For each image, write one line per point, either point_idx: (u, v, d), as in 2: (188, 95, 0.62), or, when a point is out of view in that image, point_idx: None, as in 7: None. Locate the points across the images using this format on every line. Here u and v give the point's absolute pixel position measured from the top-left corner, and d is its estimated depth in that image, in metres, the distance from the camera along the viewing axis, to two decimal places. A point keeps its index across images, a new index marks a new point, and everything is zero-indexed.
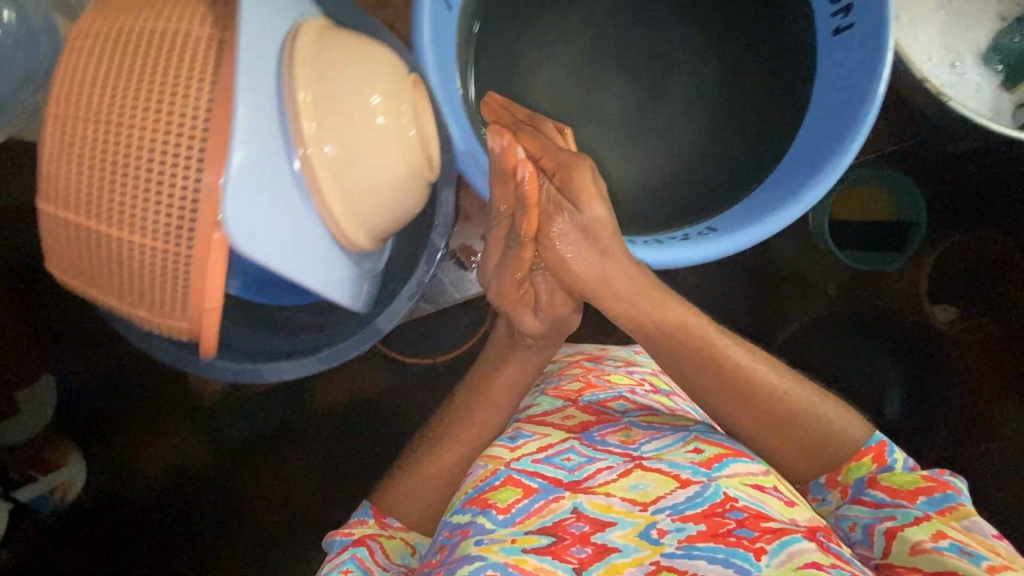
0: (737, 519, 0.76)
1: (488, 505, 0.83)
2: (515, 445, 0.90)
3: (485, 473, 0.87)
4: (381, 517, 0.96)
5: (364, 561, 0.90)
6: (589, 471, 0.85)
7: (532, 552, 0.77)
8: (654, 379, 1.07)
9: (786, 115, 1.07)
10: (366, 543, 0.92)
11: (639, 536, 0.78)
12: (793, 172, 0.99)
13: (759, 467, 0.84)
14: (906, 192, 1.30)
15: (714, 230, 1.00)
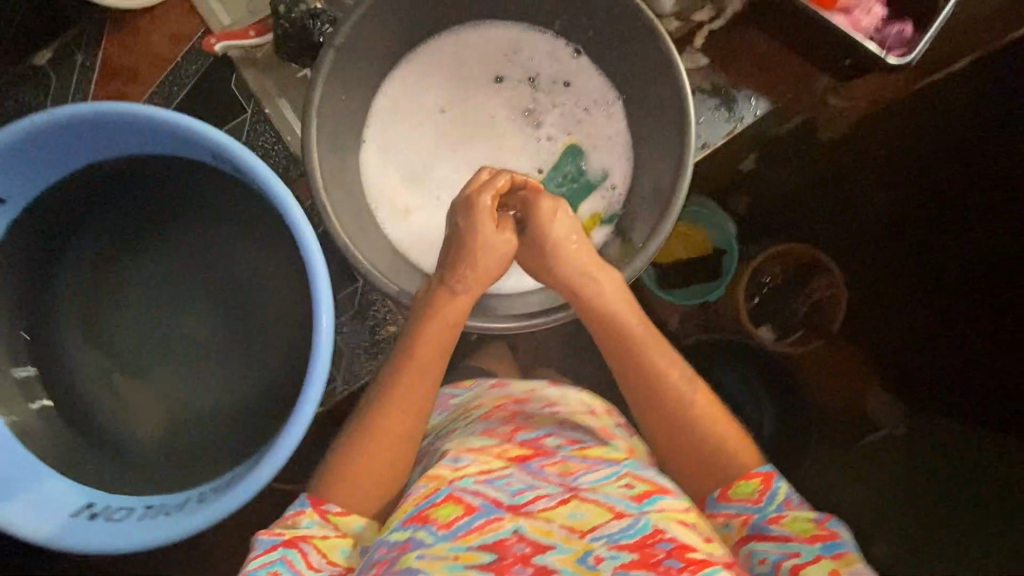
0: (666, 549, 0.56)
1: (427, 518, 0.59)
2: (455, 465, 0.66)
3: (422, 492, 0.62)
4: (320, 503, 0.65)
5: (296, 570, 0.60)
6: (530, 496, 0.62)
7: (475, 568, 0.55)
8: (579, 414, 0.78)
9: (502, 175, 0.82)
10: (299, 544, 0.62)
11: (577, 561, 0.56)
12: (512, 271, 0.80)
13: (682, 501, 0.62)
14: (715, 220, 1.13)
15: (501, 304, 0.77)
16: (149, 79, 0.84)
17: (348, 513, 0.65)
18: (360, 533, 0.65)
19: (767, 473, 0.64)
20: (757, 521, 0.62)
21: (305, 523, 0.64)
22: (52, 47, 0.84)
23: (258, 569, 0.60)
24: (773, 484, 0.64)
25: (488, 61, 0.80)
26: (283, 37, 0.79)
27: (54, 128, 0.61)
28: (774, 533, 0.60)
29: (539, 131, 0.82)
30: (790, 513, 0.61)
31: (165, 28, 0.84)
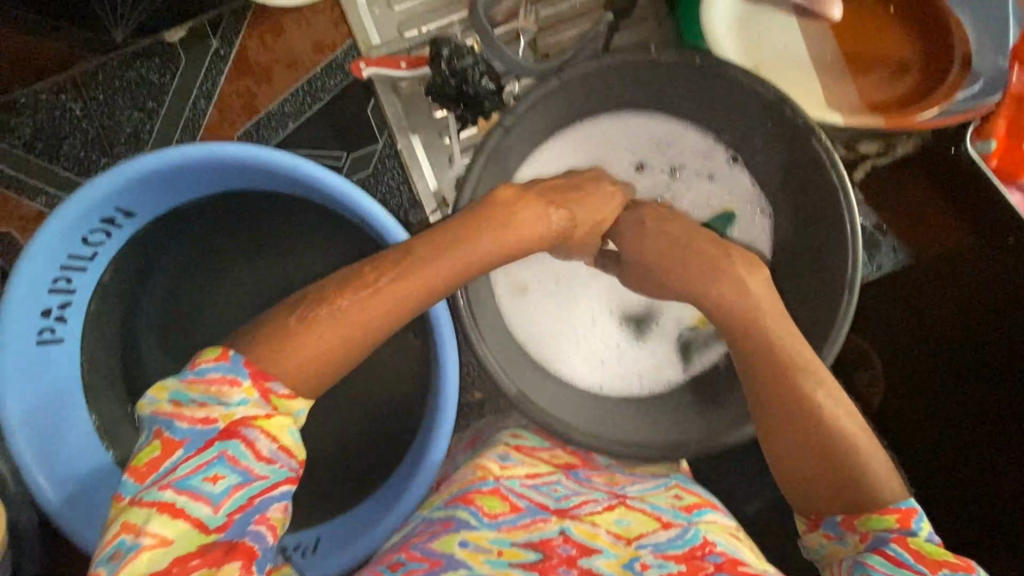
0: (715, 562, 0.58)
1: (472, 502, 0.63)
2: (503, 462, 0.68)
3: (468, 478, 0.67)
4: (263, 379, 0.49)
5: (239, 465, 0.47)
6: (576, 502, 0.66)
7: (518, 566, 0.57)
8: None
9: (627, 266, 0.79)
10: (240, 436, 0.47)
11: (622, 566, 0.58)
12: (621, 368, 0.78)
13: (731, 521, 0.68)
14: None
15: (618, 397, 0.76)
16: (282, 83, 0.79)
17: (295, 396, 0.50)
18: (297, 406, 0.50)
19: (909, 510, 0.52)
20: (879, 540, 0.51)
21: (227, 401, 0.47)
22: (185, 26, 0.77)
23: (194, 471, 0.46)
24: (915, 522, 0.51)
25: (637, 148, 0.77)
26: (441, 82, 0.73)
27: (145, 176, 0.59)
28: (892, 553, 0.50)
29: None
30: (921, 544, 0.50)
31: (309, 32, 0.79)
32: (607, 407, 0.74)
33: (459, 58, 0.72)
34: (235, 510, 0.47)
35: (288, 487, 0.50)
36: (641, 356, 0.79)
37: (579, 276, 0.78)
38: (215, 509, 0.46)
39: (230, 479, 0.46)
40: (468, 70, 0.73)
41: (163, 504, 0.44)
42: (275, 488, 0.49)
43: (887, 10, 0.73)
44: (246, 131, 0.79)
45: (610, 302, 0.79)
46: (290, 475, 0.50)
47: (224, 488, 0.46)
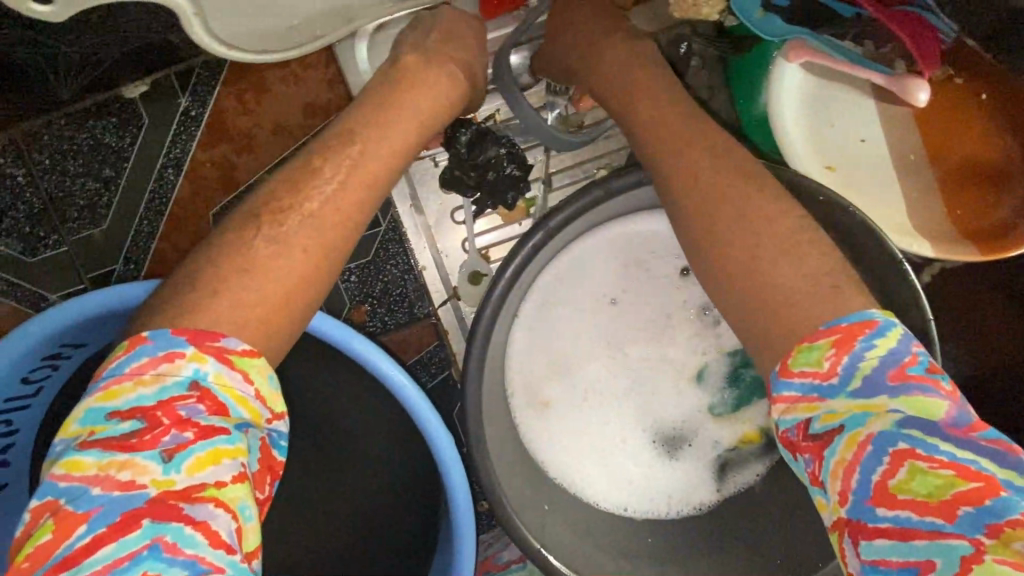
0: None
1: None
2: None
3: None
4: (212, 339, 0.44)
5: (179, 555, 0.39)
6: None
7: None
8: None
9: (661, 375, 0.69)
10: (180, 512, 0.40)
11: None
12: (646, 489, 0.70)
13: None
14: None
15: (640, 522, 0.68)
16: (268, 152, 0.67)
17: (258, 355, 0.46)
18: (243, 453, 0.43)
19: (865, 324, 0.44)
20: (859, 505, 0.41)
21: (166, 462, 0.41)
22: (149, 79, 0.64)
23: (111, 572, 0.38)
24: (862, 341, 0.44)
25: (682, 252, 0.67)
26: (461, 174, 0.63)
27: (89, 319, 0.50)
28: (888, 526, 0.40)
29: (717, 332, 0.69)
30: (847, 404, 0.43)
31: (299, 91, 0.67)
32: (628, 536, 0.67)
33: (479, 150, 0.63)
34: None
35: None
36: (673, 479, 0.70)
37: (607, 391, 0.69)
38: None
39: None
40: (490, 163, 0.64)
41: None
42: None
43: (980, 98, 0.62)
44: (222, 208, 0.67)
45: (641, 418, 0.70)
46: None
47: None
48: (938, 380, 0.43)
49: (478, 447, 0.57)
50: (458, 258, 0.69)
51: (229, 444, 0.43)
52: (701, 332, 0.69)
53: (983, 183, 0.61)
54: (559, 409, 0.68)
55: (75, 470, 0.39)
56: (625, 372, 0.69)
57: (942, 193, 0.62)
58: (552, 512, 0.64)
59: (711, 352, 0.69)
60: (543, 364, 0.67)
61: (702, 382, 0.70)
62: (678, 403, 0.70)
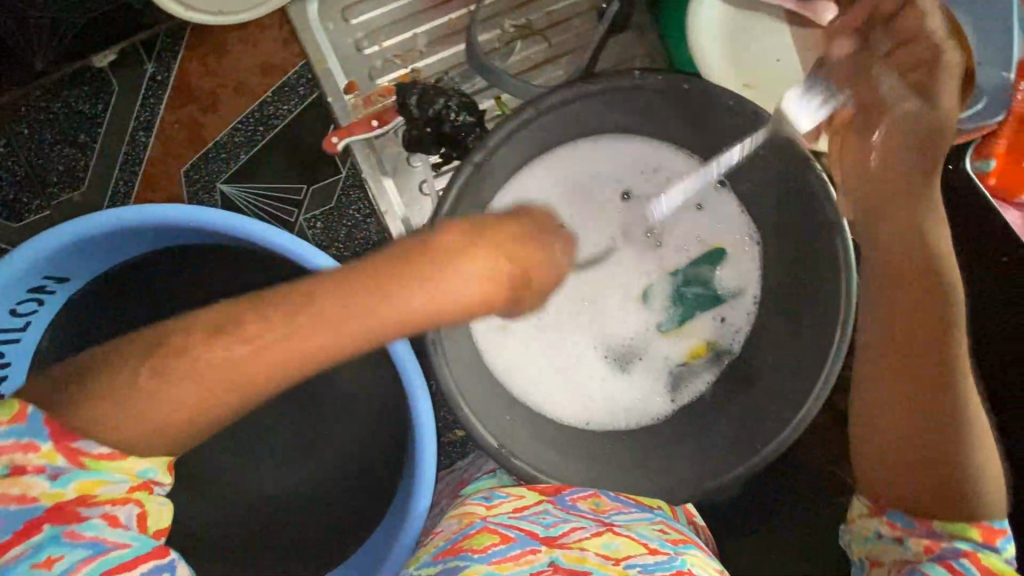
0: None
1: (462, 550, 0.59)
2: (489, 502, 0.65)
3: (454, 527, 0.62)
4: (68, 439, 0.45)
5: (77, 543, 0.46)
6: (564, 529, 0.62)
7: None
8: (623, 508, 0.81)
9: (611, 292, 0.74)
10: (81, 516, 0.46)
11: None
12: (605, 401, 0.75)
13: None
14: None
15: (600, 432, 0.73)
16: (230, 110, 0.72)
17: (121, 455, 0.46)
18: (133, 481, 0.48)
19: (998, 531, 0.52)
20: (943, 553, 0.52)
21: (52, 480, 0.45)
22: (117, 47, 0.69)
23: (19, 560, 0.45)
24: (1000, 539, 0.52)
25: (621, 177, 0.72)
26: (418, 133, 0.69)
27: (59, 254, 0.54)
28: (960, 570, 0.51)
29: (660, 249, 0.74)
30: (970, 549, 0.52)
31: (256, 52, 0.71)
32: (589, 444, 0.71)
33: (428, 106, 0.68)
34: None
35: (158, 559, 0.49)
36: (626, 394, 0.75)
37: (562, 312, 0.74)
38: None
39: (74, 556, 0.46)
40: (441, 116, 0.68)
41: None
42: (142, 563, 0.48)
43: None
44: (193, 165, 0.72)
45: (595, 338, 0.75)
46: (157, 548, 0.50)
47: (67, 567, 0.45)
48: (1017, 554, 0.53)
49: (439, 353, 0.62)
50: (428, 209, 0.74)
51: (112, 479, 0.47)
52: (645, 249, 0.74)
53: None
54: (518, 329, 0.74)
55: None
56: (578, 291, 0.74)
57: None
58: (514, 421, 0.68)
59: (657, 268, 0.74)
60: None
61: (653, 297, 0.75)
62: (629, 323, 0.75)
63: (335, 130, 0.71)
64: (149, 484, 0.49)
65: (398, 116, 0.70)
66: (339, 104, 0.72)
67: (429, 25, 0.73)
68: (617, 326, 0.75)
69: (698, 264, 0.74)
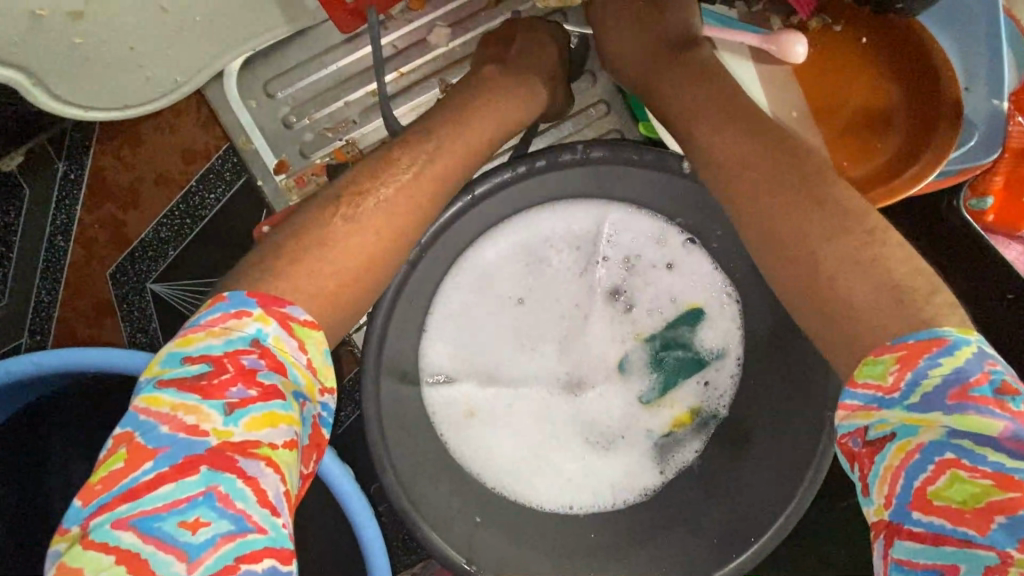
0: None
1: None
2: None
3: None
4: (279, 303, 0.44)
5: (231, 506, 0.38)
6: None
7: None
8: None
9: (582, 364, 0.69)
10: (235, 467, 0.39)
11: None
12: (586, 479, 0.69)
13: None
14: None
15: (582, 516, 0.68)
16: (153, 202, 0.66)
17: (316, 327, 0.46)
18: (298, 419, 0.42)
19: (928, 344, 0.40)
20: (901, 509, 0.39)
21: (226, 414, 0.40)
22: (23, 149, 0.64)
23: (167, 513, 0.37)
24: (926, 359, 0.40)
25: (580, 243, 0.66)
26: None
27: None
28: (921, 529, 0.38)
29: (632, 313, 0.68)
30: (902, 418, 0.40)
31: (174, 137, 0.66)
32: (569, 534, 0.66)
33: None
34: (218, 571, 0.36)
35: (280, 565, 0.38)
36: (608, 474, 0.69)
37: (531, 391, 0.68)
38: (188, 567, 0.36)
39: (217, 526, 0.37)
40: None
41: (127, 552, 0.36)
42: (263, 559, 0.38)
43: (862, 43, 0.62)
44: (118, 267, 0.67)
45: (568, 417, 0.69)
46: (286, 549, 0.39)
47: (209, 538, 0.37)
48: (1009, 402, 0.38)
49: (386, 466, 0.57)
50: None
51: (286, 409, 0.41)
52: (616, 315, 0.68)
53: (863, 130, 0.62)
54: (484, 411, 0.68)
55: (151, 406, 0.39)
56: (546, 365, 0.68)
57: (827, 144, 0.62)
58: (483, 520, 0.63)
59: (629, 333, 0.68)
60: (460, 369, 0.67)
61: (629, 364, 0.69)
62: (604, 398, 0.69)
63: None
64: (327, 385, 0.46)
65: None
66: (270, 186, 0.66)
67: (362, 91, 0.67)
68: (592, 399, 0.69)
69: (674, 325, 0.68)
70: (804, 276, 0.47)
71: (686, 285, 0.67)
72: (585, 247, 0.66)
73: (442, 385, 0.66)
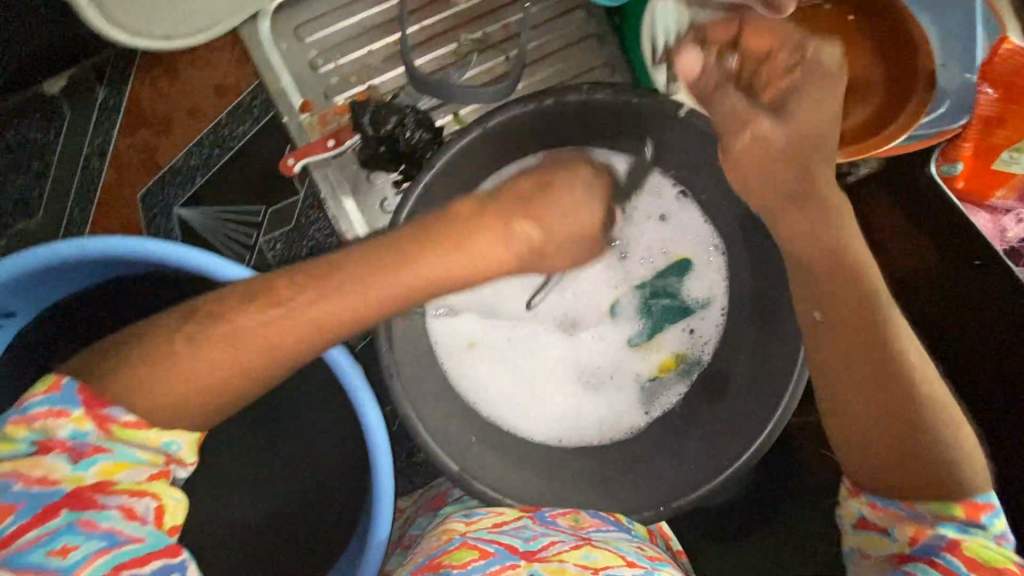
0: None
1: (440, 565, 0.56)
2: (468, 518, 0.63)
3: (435, 544, 0.61)
4: (100, 404, 0.46)
5: (95, 530, 0.44)
6: (544, 543, 0.59)
7: None
8: None
9: (577, 304, 0.73)
10: (97, 502, 0.45)
11: None
12: (575, 416, 0.73)
13: None
14: None
15: (569, 449, 0.72)
16: (185, 133, 0.71)
17: (146, 426, 0.47)
18: (157, 462, 0.49)
19: (983, 506, 0.51)
20: (925, 548, 0.52)
21: (73, 463, 0.45)
22: (67, 74, 0.69)
23: (33, 547, 0.43)
24: (987, 513, 0.51)
25: None
26: (372, 152, 0.68)
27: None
28: (944, 565, 0.50)
29: (626, 260, 0.72)
30: (945, 525, 0.51)
31: (208, 73, 0.70)
32: (558, 463, 0.70)
33: (382, 123, 0.67)
34: None
35: (169, 559, 0.47)
36: (596, 412, 0.74)
37: (527, 328, 0.73)
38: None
39: (84, 547, 0.44)
40: (394, 133, 0.68)
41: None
42: (149, 562, 0.46)
43: (849, 20, 0.67)
44: (148, 190, 0.71)
45: (561, 356, 0.74)
46: (168, 546, 0.47)
47: (81, 557, 0.44)
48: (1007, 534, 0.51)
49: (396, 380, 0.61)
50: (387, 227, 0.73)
51: (137, 458, 0.47)
52: (611, 261, 0.72)
53: (851, 98, 0.66)
54: (482, 345, 0.72)
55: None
56: (544, 305, 0.73)
57: None
58: (477, 442, 0.67)
59: (621, 279, 0.73)
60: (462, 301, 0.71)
61: (621, 308, 0.73)
62: (595, 339, 0.74)
63: (293, 152, 0.69)
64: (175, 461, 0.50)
65: (354, 135, 0.68)
66: (293, 124, 0.71)
67: (386, 41, 0.72)
68: (585, 341, 0.74)
69: (665, 274, 0.72)
70: (830, 289, 0.54)
71: (676, 237, 0.72)
72: None
73: (445, 316, 0.71)
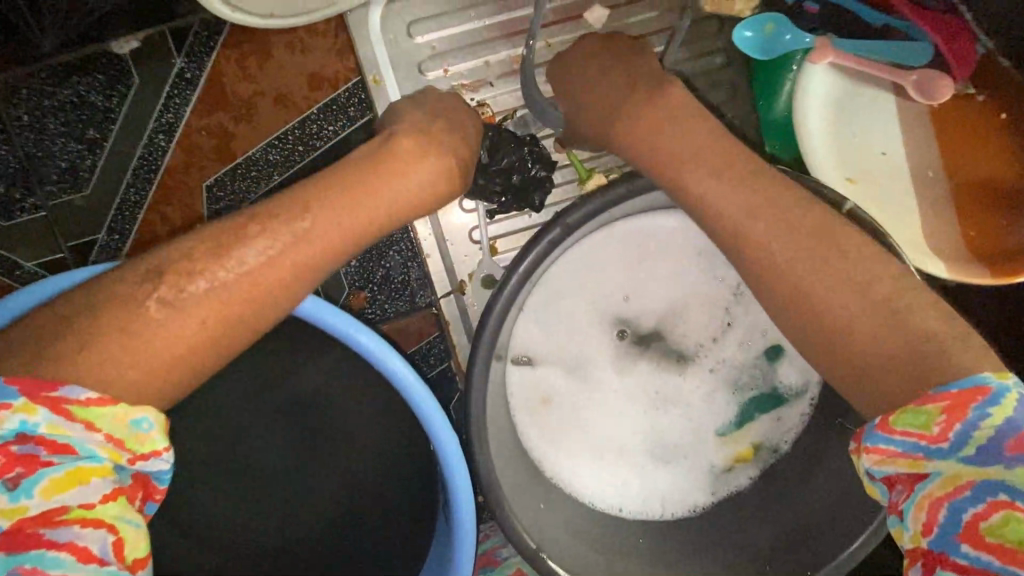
0: None
1: None
2: None
3: None
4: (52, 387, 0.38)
5: None
6: None
7: None
8: None
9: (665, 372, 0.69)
10: (45, 541, 0.38)
11: None
12: (643, 487, 0.70)
13: None
14: None
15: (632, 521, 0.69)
16: (267, 122, 0.63)
17: (112, 401, 0.40)
18: (112, 471, 0.40)
19: (976, 392, 0.39)
20: (945, 538, 0.39)
21: (10, 490, 0.38)
22: (142, 35, 0.59)
23: None
24: (977, 413, 0.39)
25: (692, 256, 0.66)
26: (485, 184, 0.62)
27: None
28: (965, 562, 0.38)
29: (725, 336, 0.68)
30: (954, 468, 0.39)
31: (302, 59, 0.62)
32: (620, 534, 0.68)
33: (500, 155, 0.62)
34: None
35: None
36: (665, 485, 0.70)
37: (609, 391, 0.69)
38: None
39: None
40: (513, 166, 0.63)
41: None
42: None
43: (1002, 118, 0.62)
44: (218, 178, 0.63)
45: (640, 423, 0.70)
46: None
47: None
48: None
49: (480, 441, 0.58)
50: (476, 258, 0.67)
51: (94, 463, 0.39)
52: (708, 334, 0.68)
53: (996, 206, 0.61)
54: (558, 401, 0.67)
55: None
56: (631, 368, 0.68)
57: (956, 213, 0.62)
58: (544, 507, 0.64)
59: (716, 353, 0.69)
60: (546, 353, 0.66)
61: (709, 383, 0.69)
62: (676, 411, 0.70)
63: None
64: (144, 453, 0.41)
65: None
66: None
67: (506, 54, 0.65)
68: (666, 412, 0.70)
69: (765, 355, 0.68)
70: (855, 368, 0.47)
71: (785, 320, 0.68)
72: (698, 260, 0.66)
73: (528, 366, 0.66)
